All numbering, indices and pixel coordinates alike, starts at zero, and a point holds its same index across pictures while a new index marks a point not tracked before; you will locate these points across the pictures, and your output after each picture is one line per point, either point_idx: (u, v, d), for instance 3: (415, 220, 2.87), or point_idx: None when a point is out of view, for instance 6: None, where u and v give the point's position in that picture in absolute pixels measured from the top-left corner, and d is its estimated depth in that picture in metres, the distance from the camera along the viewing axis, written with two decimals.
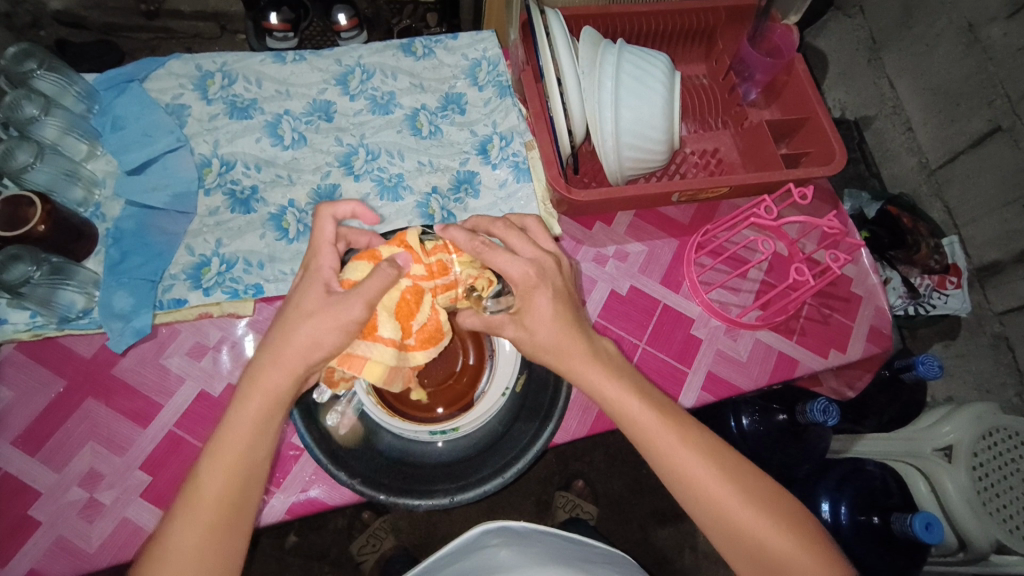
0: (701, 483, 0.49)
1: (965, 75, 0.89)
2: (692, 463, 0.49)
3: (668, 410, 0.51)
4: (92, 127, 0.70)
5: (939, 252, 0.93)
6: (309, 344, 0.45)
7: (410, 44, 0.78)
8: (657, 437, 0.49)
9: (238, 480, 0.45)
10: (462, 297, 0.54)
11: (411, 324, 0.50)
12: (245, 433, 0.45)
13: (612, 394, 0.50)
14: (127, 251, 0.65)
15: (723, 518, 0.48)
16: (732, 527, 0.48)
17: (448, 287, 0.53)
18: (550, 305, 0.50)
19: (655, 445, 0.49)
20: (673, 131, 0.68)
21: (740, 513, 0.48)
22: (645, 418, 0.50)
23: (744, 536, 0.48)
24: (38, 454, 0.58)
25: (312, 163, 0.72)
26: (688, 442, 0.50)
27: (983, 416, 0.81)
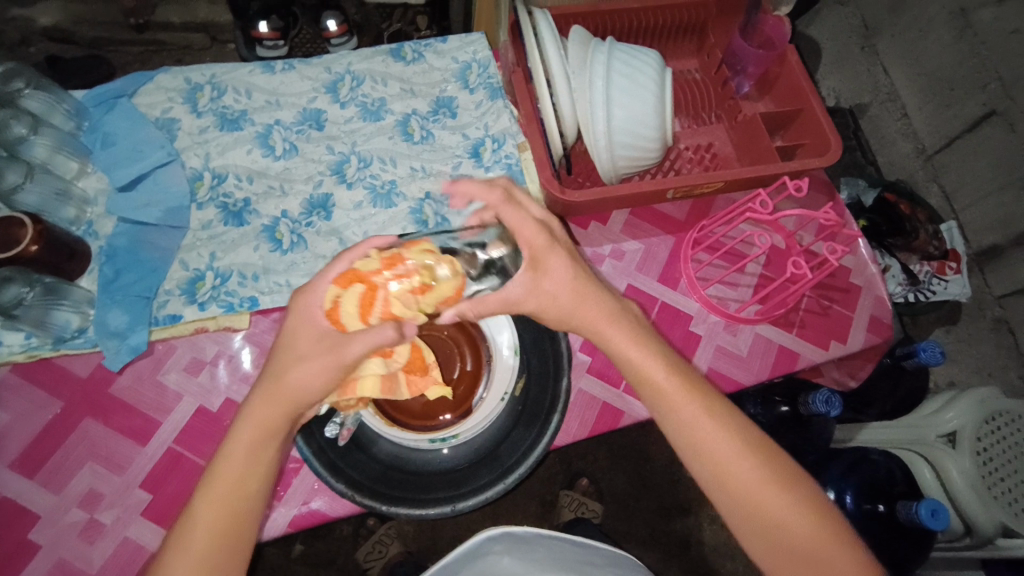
0: (730, 468, 0.48)
1: (958, 60, 0.89)
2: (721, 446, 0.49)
3: (705, 396, 0.50)
4: (82, 144, 0.69)
5: (938, 237, 0.93)
6: (297, 377, 0.45)
7: (399, 50, 0.78)
8: (687, 417, 0.49)
9: (234, 506, 0.44)
10: (422, 286, 0.47)
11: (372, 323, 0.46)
12: (241, 461, 0.45)
13: (644, 373, 0.51)
14: (120, 268, 0.65)
15: (749, 503, 0.48)
16: (760, 512, 0.48)
17: (402, 277, 0.46)
18: (567, 270, 0.50)
19: (685, 427, 0.49)
20: (666, 128, 0.67)
21: (770, 499, 0.48)
22: (679, 402, 0.49)
23: (769, 521, 0.47)
24: (35, 476, 0.57)
25: (305, 172, 0.72)
26: (721, 426, 0.49)
27: (986, 400, 0.82)
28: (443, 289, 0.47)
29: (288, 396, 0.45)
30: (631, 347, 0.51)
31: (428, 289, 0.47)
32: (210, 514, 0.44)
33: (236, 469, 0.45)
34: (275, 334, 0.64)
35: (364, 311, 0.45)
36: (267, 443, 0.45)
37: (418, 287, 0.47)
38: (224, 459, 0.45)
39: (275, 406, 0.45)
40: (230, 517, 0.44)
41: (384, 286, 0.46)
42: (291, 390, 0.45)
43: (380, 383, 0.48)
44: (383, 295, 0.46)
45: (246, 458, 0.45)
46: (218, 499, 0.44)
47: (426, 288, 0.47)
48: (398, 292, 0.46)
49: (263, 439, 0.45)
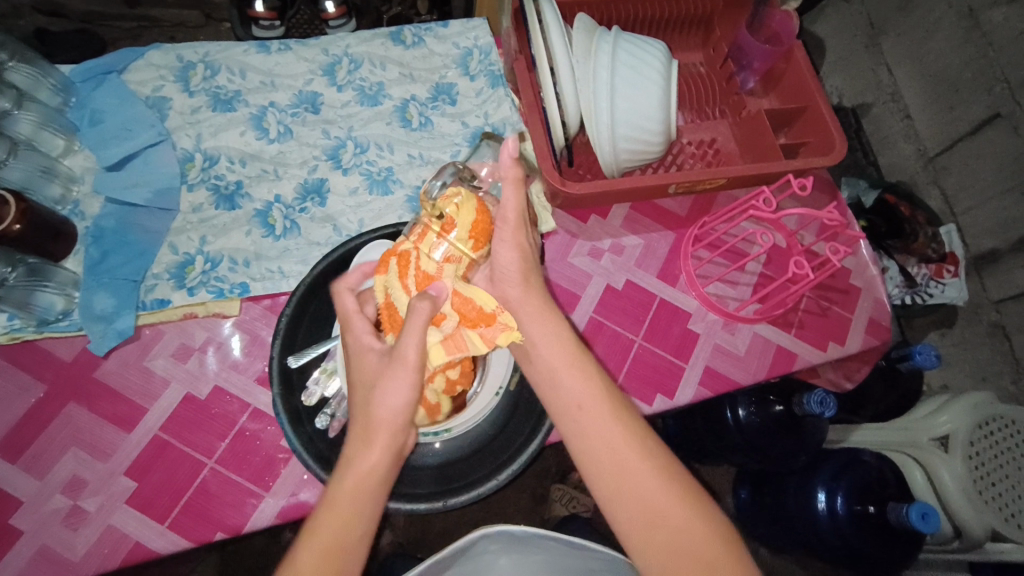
0: (636, 478, 0.44)
1: (964, 61, 0.88)
2: (627, 456, 0.44)
3: (621, 402, 0.47)
4: (69, 121, 0.67)
5: (937, 241, 0.92)
6: (386, 410, 0.45)
7: (399, 33, 0.76)
8: (597, 420, 0.46)
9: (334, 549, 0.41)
10: (441, 231, 0.50)
11: (409, 282, 0.50)
12: (343, 513, 0.43)
13: (557, 375, 0.48)
14: (107, 250, 0.63)
15: (653, 518, 0.42)
16: (662, 530, 0.42)
17: (422, 235, 0.51)
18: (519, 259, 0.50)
19: (592, 432, 0.45)
20: (670, 122, 0.66)
21: (675, 514, 0.42)
22: (589, 401, 0.46)
23: (671, 542, 0.41)
24: (19, 460, 0.56)
25: (299, 157, 0.70)
26: (631, 435, 0.45)
27: (978, 406, 0.81)
28: (460, 216, 0.49)
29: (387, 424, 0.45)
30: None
31: (450, 226, 0.50)
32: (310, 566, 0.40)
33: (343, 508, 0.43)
34: (266, 322, 0.63)
35: (403, 280, 0.50)
36: (373, 488, 0.44)
37: (440, 232, 0.50)
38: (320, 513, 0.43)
39: (377, 451, 0.45)
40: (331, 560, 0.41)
41: (412, 250, 0.51)
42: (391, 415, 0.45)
43: (444, 346, 0.50)
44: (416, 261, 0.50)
45: (350, 505, 0.43)
46: (318, 564, 0.40)
47: (448, 227, 0.50)
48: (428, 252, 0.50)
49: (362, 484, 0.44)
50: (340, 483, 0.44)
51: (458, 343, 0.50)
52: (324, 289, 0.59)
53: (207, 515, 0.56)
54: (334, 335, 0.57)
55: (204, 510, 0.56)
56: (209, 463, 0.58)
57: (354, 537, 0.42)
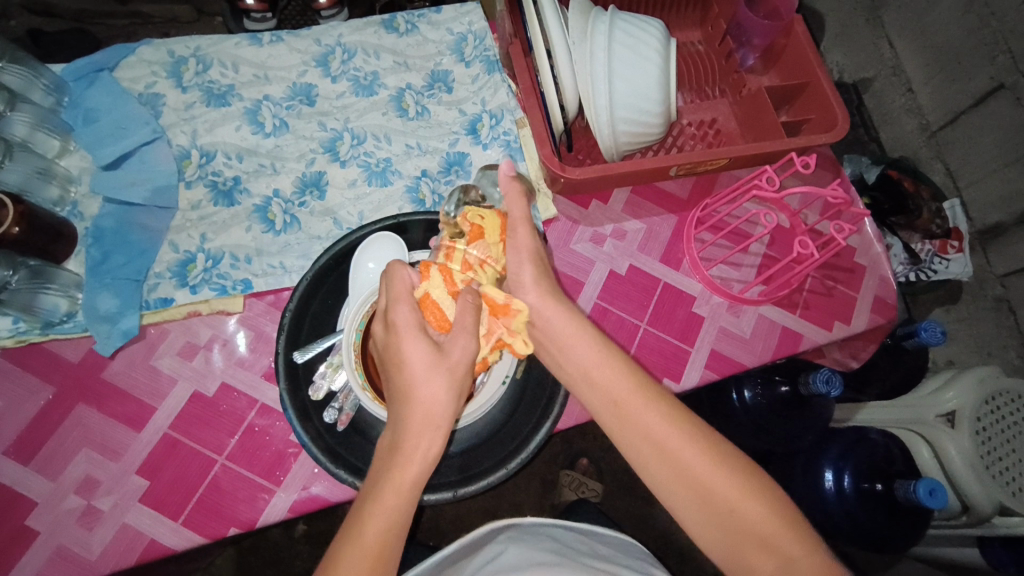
0: (684, 464, 0.46)
1: (966, 32, 0.86)
2: (673, 444, 0.47)
3: (651, 390, 0.50)
4: (63, 121, 0.67)
5: (941, 216, 0.90)
6: (441, 402, 0.45)
7: (392, 20, 0.75)
8: (638, 415, 0.48)
9: (395, 532, 0.42)
10: (473, 241, 0.50)
11: (459, 285, 0.49)
12: (388, 521, 0.42)
13: (590, 374, 0.51)
14: (108, 251, 0.63)
15: (705, 499, 0.46)
16: (711, 503, 0.45)
17: (452, 249, 0.50)
18: (530, 267, 0.52)
19: (634, 427, 0.48)
20: (669, 103, 0.65)
21: (725, 491, 0.45)
22: (623, 397, 0.49)
23: (720, 513, 0.45)
24: (31, 462, 0.56)
25: (296, 150, 0.69)
26: (671, 422, 0.48)
27: (986, 379, 0.80)
28: (487, 224, 0.51)
29: (439, 414, 0.45)
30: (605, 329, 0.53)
31: (477, 236, 0.51)
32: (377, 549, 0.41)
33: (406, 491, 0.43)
34: (270, 318, 0.63)
35: (450, 283, 0.48)
36: (412, 495, 0.43)
37: (470, 240, 0.50)
38: (361, 517, 0.41)
39: (416, 458, 0.44)
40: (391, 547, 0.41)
41: (449, 261, 0.50)
42: (443, 406, 0.45)
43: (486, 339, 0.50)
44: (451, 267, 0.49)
45: (391, 512, 0.42)
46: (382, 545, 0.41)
47: (473, 237, 0.50)
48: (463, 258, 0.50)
49: (404, 490, 0.43)
50: (382, 487, 0.43)
51: (495, 334, 0.50)
52: (328, 284, 0.59)
53: (220, 511, 0.56)
54: (339, 328, 0.57)
55: (216, 505, 0.56)
56: (220, 459, 0.58)
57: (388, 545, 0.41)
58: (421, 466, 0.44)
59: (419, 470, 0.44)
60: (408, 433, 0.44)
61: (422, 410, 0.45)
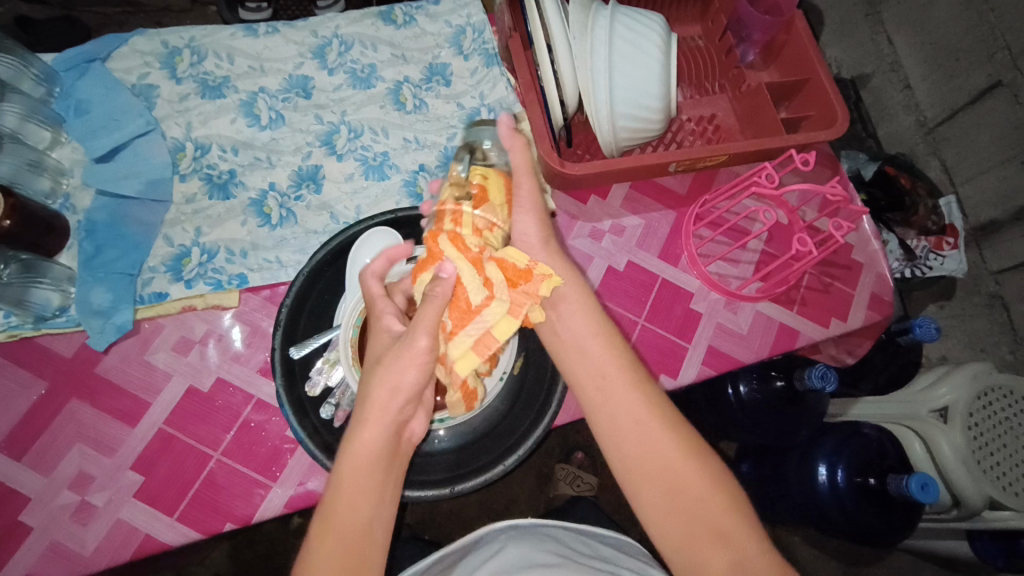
0: (656, 448, 0.47)
1: (965, 29, 0.86)
2: (650, 429, 0.48)
3: (646, 379, 0.51)
4: (54, 112, 0.66)
5: (938, 213, 0.92)
6: (383, 394, 0.46)
7: (389, 12, 0.74)
8: (622, 395, 0.50)
9: (352, 531, 0.43)
10: (478, 206, 0.52)
11: (473, 254, 0.49)
12: (341, 521, 0.43)
13: (584, 347, 0.52)
14: (101, 245, 0.62)
15: (669, 483, 0.46)
16: (680, 495, 0.45)
17: (457, 217, 0.51)
18: (535, 225, 0.55)
19: (616, 403, 0.49)
20: (669, 98, 0.65)
21: (691, 479, 0.46)
22: (613, 375, 0.50)
23: (688, 507, 0.45)
24: (24, 458, 0.56)
25: (292, 143, 0.68)
26: (654, 410, 0.49)
27: (979, 376, 0.81)
28: (491, 183, 0.53)
29: (384, 409, 0.46)
30: (603, 327, 0.53)
31: (483, 197, 0.53)
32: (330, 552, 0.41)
33: (356, 487, 0.44)
34: (266, 313, 0.62)
35: (465, 251, 0.49)
36: (378, 469, 0.45)
37: (476, 203, 0.52)
38: (333, 499, 0.44)
39: (374, 435, 0.46)
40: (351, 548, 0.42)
41: (457, 230, 0.50)
42: (389, 399, 0.46)
43: (507, 317, 0.48)
44: (464, 230, 0.50)
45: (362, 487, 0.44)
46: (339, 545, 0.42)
47: (479, 200, 0.52)
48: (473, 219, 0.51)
49: (369, 467, 0.45)
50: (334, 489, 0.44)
51: (519, 305, 0.49)
52: (323, 279, 0.58)
53: (216, 507, 0.56)
54: (337, 324, 0.56)
55: (212, 501, 0.56)
56: (216, 455, 0.58)
57: (367, 517, 0.44)
58: (378, 441, 0.46)
59: (379, 446, 0.46)
60: (365, 414, 0.46)
61: (379, 393, 0.46)
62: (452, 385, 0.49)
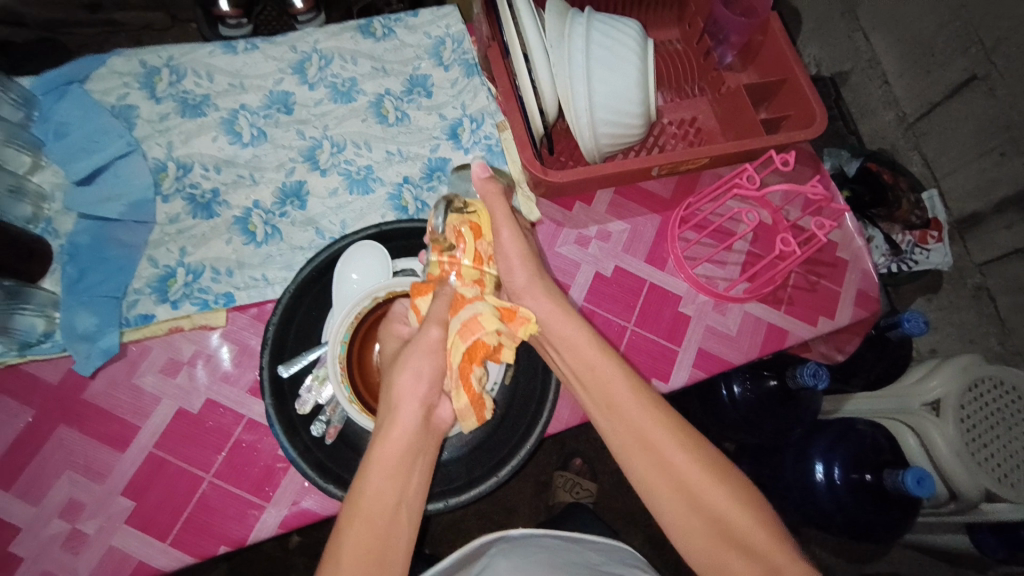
0: (676, 469, 0.47)
1: (938, 25, 0.87)
2: (665, 451, 0.47)
3: (645, 389, 0.50)
4: (34, 136, 0.65)
5: (920, 207, 0.92)
6: (409, 383, 0.46)
7: (368, 25, 0.74)
8: (634, 420, 0.48)
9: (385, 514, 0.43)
10: (471, 240, 0.51)
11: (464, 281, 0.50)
12: (373, 505, 0.43)
13: (593, 371, 0.50)
14: (84, 268, 0.62)
15: (691, 505, 0.46)
16: (699, 508, 0.46)
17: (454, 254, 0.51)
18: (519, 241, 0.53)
19: (624, 423, 0.49)
20: (650, 103, 0.65)
21: (714, 498, 0.45)
22: (616, 394, 0.49)
23: (709, 520, 0.45)
24: (12, 487, 0.55)
25: (275, 159, 0.68)
26: (668, 430, 0.48)
27: (969, 367, 0.82)
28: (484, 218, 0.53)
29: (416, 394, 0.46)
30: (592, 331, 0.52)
31: (477, 232, 0.52)
32: (365, 535, 0.42)
33: (388, 470, 0.44)
34: (255, 331, 0.62)
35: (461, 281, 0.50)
36: (408, 456, 0.45)
37: (473, 235, 0.52)
38: (361, 484, 0.43)
39: (403, 421, 0.45)
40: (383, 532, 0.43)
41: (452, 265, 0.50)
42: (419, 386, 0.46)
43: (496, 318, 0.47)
44: (463, 260, 0.51)
45: (390, 472, 0.44)
46: (370, 532, 0.42)
47: (474, 233, 0.52)
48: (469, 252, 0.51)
49: (396, 453, 0.44)
50: (365, 472, 0.44)
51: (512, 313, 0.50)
52: (308, 298, 0.58)
53: (209, 529, 0.55)
54: (325, 340, 0.56)
55: (206, 524, 0.55)
56: (207, 477, 0.57)
57: (394, 501, 0.43)
58: (406, 429, 0.45)
59: (409, 435, 0.45)
60: (394, 403, 0.46)
61: (404, 380, 0.46)
62: (461, 389, 0.46)
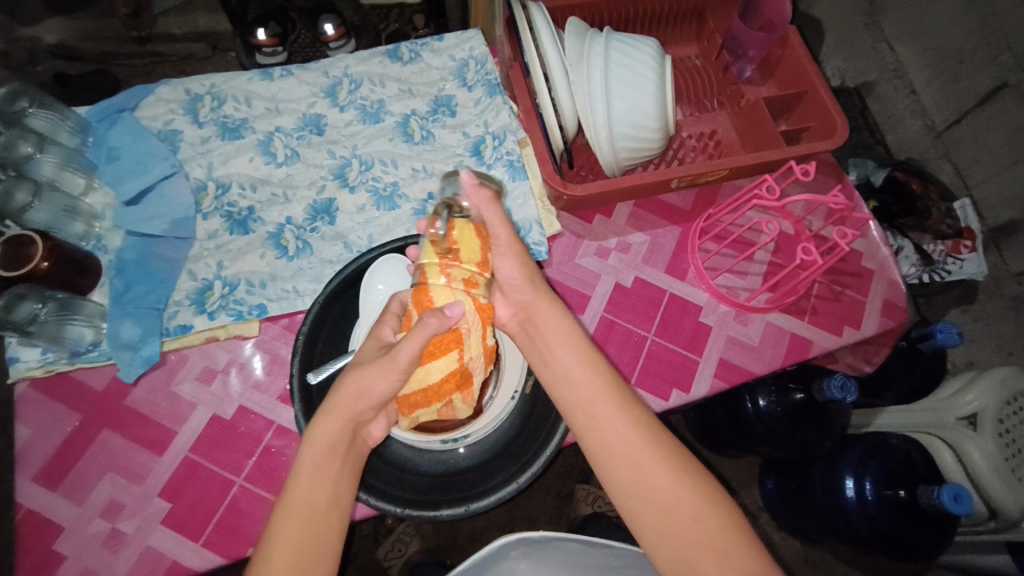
0: (649, 474, 0.44)
1: (966, 33, 0.87)
2: (640, 457, 0.45)
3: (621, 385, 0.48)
4: (87, 160, 0.70)
5: (952, 216, 0.90)
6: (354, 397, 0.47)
7: (396, 50, 0.77)
8: (619, 437, 0.45)
9: (317, 496, 0.45)
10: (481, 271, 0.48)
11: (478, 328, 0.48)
12: (307, 491, 0.45)
13: (572, 378, 0.48)
14: (129, 282, 0.66)
15: (663, 511, 0.43)
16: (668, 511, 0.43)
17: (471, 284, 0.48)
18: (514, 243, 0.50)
19: (602, 422, 0.46)
20: (667, 118, 0.67)
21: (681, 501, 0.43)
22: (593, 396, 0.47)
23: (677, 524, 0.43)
24: (57, 489, 0.58)
25: (307, 178, 0.72)
26: (641, 429, 0.46)
27: (1006, 381, 0.78)
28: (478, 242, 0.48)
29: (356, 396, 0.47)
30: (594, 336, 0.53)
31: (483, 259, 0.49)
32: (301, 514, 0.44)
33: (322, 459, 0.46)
34: (285, 341, 0.65)
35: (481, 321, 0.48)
36: (337, 455, 0.47)
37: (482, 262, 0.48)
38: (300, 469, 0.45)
39: (340, 417, 0.47)
40: (315, 513, 0.44)
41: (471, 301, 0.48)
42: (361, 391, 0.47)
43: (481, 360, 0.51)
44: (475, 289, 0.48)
45: (308, 493, 0.44)
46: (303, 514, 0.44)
47: (483, 245, 0.49)
48: (477, 269, 0.48)
49: (317, 472, 0.45)
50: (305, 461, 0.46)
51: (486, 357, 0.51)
52: (335, 308, 0.60)
53: (240, 531, 0.58)
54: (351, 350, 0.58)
55: (237, 526, 0.58)
56: (238, 480, 0.59)
57: (317, 525, 0.44)
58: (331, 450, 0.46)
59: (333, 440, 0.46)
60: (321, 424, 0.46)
61: (348, 388, 0.47)
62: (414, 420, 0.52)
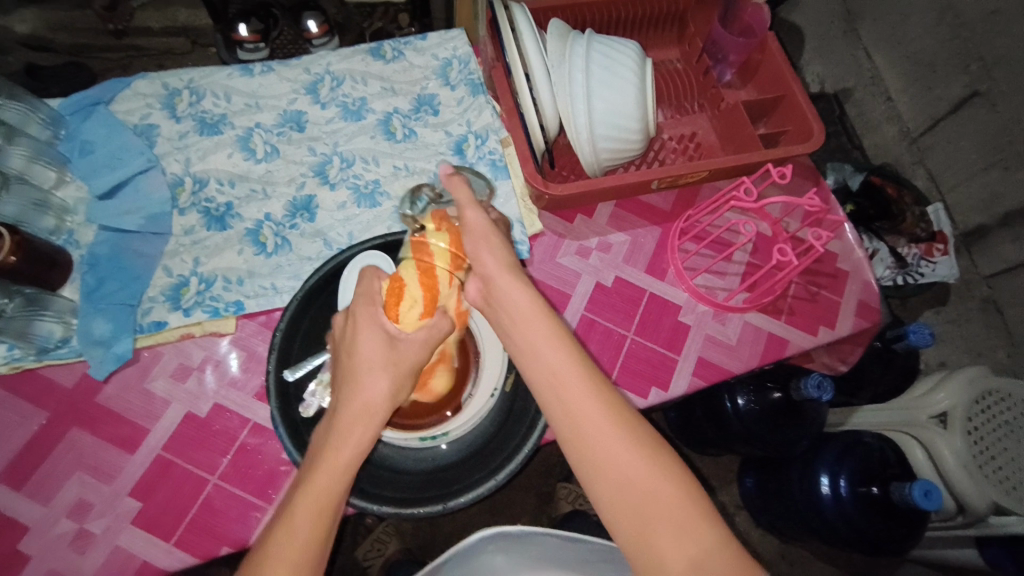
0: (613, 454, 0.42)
1: (940, 41, 0.89)
2: (608, 435, 0.43)
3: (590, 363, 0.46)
4: (60, 153, 0.69)
5: (924, 220, 0.93)
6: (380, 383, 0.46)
7: (379, 48, 0.77)
8: (584, 414, 0.43)
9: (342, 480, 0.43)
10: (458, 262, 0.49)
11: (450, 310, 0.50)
12: (333, 474, 0.43)
13: (537, 349, 0.46)
14: (103, 277, 0.64)
15: (627, 489, 0.41)
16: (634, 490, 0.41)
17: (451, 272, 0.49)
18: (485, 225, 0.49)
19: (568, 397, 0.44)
20: (648, 119, 0.67)
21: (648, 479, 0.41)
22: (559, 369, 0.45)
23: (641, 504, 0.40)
24: (22, 488, 0.57)
25: (287, 175, 0.71)
26: (613, 412, 0.44)
27: (976, 380, 0.81)
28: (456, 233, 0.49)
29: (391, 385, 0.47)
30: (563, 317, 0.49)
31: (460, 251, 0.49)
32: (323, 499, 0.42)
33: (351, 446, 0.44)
34: (262, 338, 0.64)
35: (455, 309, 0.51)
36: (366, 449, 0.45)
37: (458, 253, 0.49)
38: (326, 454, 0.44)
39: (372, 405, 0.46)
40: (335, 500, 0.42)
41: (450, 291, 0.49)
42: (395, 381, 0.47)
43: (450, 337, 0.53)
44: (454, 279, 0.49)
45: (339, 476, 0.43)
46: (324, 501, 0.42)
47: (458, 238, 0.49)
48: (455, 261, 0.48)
49: (350, 459, 0.44)
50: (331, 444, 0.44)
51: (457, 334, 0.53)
52: (313, 305, 0.60)
53: (213, 531, 0.57)
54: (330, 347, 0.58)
55: (209, 525, 0.57)
56: (212, 479, 0.58)
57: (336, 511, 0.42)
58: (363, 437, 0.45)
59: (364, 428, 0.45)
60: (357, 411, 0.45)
61: (374, 378, 0.46)
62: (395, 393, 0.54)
